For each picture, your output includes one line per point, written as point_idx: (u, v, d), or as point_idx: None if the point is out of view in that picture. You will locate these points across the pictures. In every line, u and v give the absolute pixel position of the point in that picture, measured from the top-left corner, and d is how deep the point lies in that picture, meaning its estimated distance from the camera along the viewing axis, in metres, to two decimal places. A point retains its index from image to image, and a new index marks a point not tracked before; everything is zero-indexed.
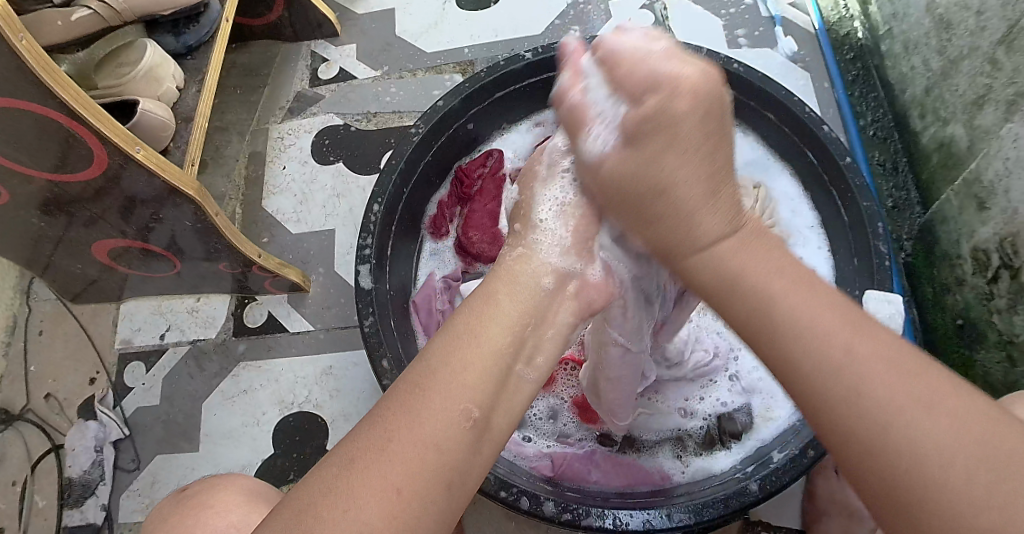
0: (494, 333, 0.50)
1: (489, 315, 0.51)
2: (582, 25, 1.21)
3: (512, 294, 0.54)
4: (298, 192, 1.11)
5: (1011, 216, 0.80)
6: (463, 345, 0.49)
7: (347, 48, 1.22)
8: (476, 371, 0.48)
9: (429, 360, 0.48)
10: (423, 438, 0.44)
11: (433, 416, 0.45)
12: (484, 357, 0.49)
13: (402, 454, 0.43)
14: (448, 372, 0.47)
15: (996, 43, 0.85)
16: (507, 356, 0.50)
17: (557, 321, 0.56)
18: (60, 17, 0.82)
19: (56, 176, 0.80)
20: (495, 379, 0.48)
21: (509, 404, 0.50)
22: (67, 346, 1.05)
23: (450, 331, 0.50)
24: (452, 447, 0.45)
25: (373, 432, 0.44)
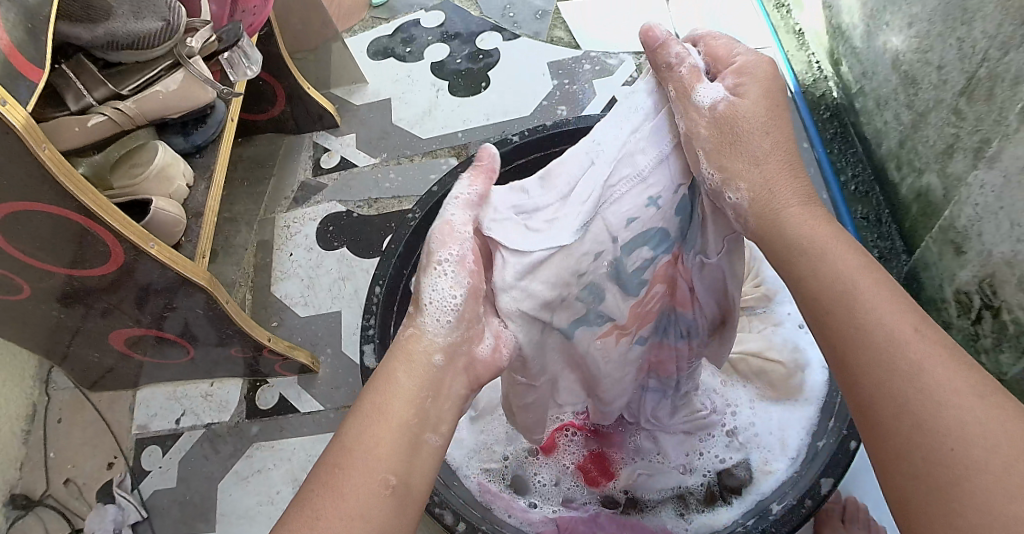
0: (396, 407, 0.56)
1: (400, 390, 0.57)
2: (569, 104, 1.28)
3: (409, 371, 0.58)
4: (305, 277, 1.16)
5: (986, 258, 0.83)
6: (370, 421, 0.55)
7: (348, 138, 1.30)
8: (385, 442, 0.54)
9: (344, 438, 0.54)
10: (348, 515, 0.50)
11: (353, 488, 0.51)
12: (390, 428, 0.55)
13: (326, 530, 0.49)
14: (360, 447, 0.53)
15: (958, 95, 0.90)
16: (411, 427, 0.55)
17: (451, 393, 0.59)
18: (77, 124, 0.88)
19: (72, 270, 0.86)
20: (403, 448, 0.54)
21: (424, 466, 0.55)
22: (85, 433, 1.08)
23: (359, 411, 0.56)
24: (376, 513, 0.50)
25: (302, 512, 0.50)
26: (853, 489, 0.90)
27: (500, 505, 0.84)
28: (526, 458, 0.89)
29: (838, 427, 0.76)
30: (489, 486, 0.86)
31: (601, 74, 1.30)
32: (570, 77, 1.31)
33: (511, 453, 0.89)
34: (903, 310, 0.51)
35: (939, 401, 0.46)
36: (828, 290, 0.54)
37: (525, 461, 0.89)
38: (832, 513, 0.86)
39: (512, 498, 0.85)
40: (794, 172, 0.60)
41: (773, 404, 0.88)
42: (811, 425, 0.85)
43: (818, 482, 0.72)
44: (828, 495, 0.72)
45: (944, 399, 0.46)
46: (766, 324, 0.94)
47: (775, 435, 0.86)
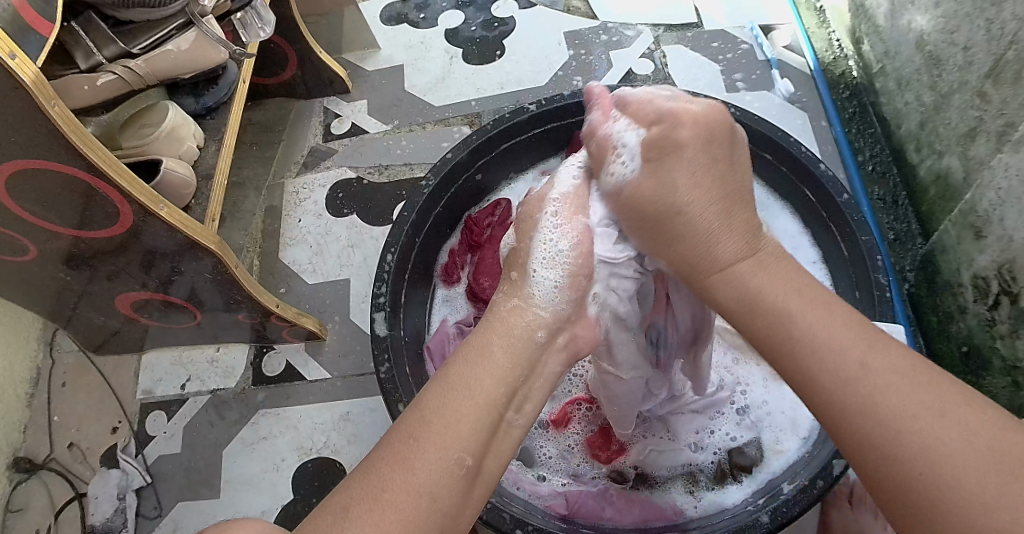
0: (488, 384, 0.55)
1: (494, 362, 0.56)
2: (584, 76, 1.26)
3: (507, 346, 0.58)
4: (314, 243, 1.15)
5: (1008, 242, 0.82)
6: (455, 393, 0.53)
7: (358, 104, 1.27)
8: (469, 420, 0.52)
9: (425, 408, 0.52)
10: (417, 486, 0.48)
11: (429, 457, 0.49)
12: (479, 405, 0.53)
13: (397, 502, 0.47)
14: (441, 420, 0.52)
15: (984, 77, 0.88)
16: (499, 405, 0.55)
17: (545, 371, 0.61)
18: (86, 82, 0.87)
19: (78, 232, 0.85)
20: (487, 425, 0.53)
21: (498, 448, 0.55)
22: (89, 397, 1.08)
23: (446, 379, 0.54)
24: (445, 494, 0.49)
25: (368, 480, 0.48)
26: None
27: (509, 477, 0.84)
28: (536, 431, 0.89)
29: None
30: None
31: (618, 46, 1.28)
32: (586, 48, 1.28)
33: None
34: (852, 326, 0.50)
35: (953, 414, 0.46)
36: (761, 319, 0.53)
37: (535, 434, 0.89)
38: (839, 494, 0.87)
39: (521, 471, 0.86)
40: None
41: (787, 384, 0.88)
42: None
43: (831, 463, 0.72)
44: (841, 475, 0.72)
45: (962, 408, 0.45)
46: None
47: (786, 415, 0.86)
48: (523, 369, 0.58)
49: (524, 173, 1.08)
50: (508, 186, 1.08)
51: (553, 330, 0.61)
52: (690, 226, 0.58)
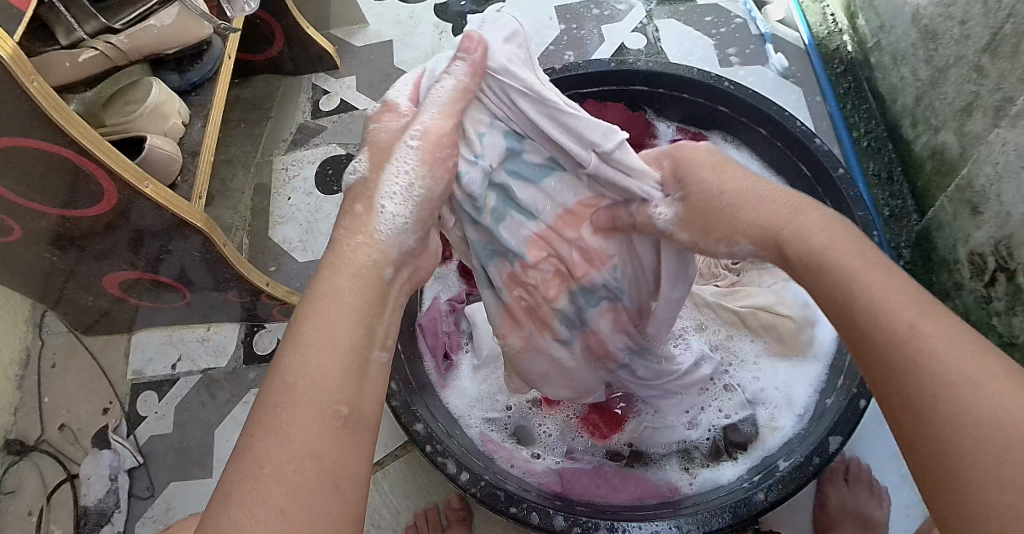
0: (344, 329, 0.50)
1: (346, 305, 0.51)
2: (576, 50, 1.24)
3: (355, 285, 0.53)
4: (304, 221, 1.13)
5: (1005, 218, 0.82)
6: (318, 342, 0.49)
7: (347, 80, 1.25)
8: (338, 373, 0.48)
9: (281, 373, 0.48)
10: (297, 452, 0.45)
11: (298, 421, 0.46)
12: (343, 347, 0.50)
13: (275, 476, 0.44)
14: (307, 386, 0.47)
15: (981, 51, 0.87)
16: (360, 347, 0.50)
17: (396, 307, 0.56)
18: (68, 59, 0.85)
19: (63, 211, 0.83)
20: (351, 371, 0.49)
21: (374, 391, 0.51)
22: (79, 377, 1.07)
23: (303, 332, 0.49)
24: (330, 450, 0.46)
25: (243, 460, 0.45)
26: (856, 445, 0.92)
27: (503, 455, 0.84)
28: (530, 409, 0.88)
29: (848, 387, 0.78)
30: (492, 437, 0.86)
31: (609, 21, 1.26)
32: (578, 22, 1.26)
33: (515, 404, 0.89)
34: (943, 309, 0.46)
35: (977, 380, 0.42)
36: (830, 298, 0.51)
37: (529, 412, 0.88)
38: (834, 473, 0.89)
39: (515, 449, 0.86)
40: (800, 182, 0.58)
41: (779, 359, 0.88)
42: (818, 383, 0.86)
43: (826, 441, 0.74)
44: (836, 452, 0.73)
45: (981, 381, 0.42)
46: (776, 279, 0.92)
47: (780, 391, 0.87)
48: (372, 312, 0.52)
49: None
50: None
51: (399, 264, 0.56)
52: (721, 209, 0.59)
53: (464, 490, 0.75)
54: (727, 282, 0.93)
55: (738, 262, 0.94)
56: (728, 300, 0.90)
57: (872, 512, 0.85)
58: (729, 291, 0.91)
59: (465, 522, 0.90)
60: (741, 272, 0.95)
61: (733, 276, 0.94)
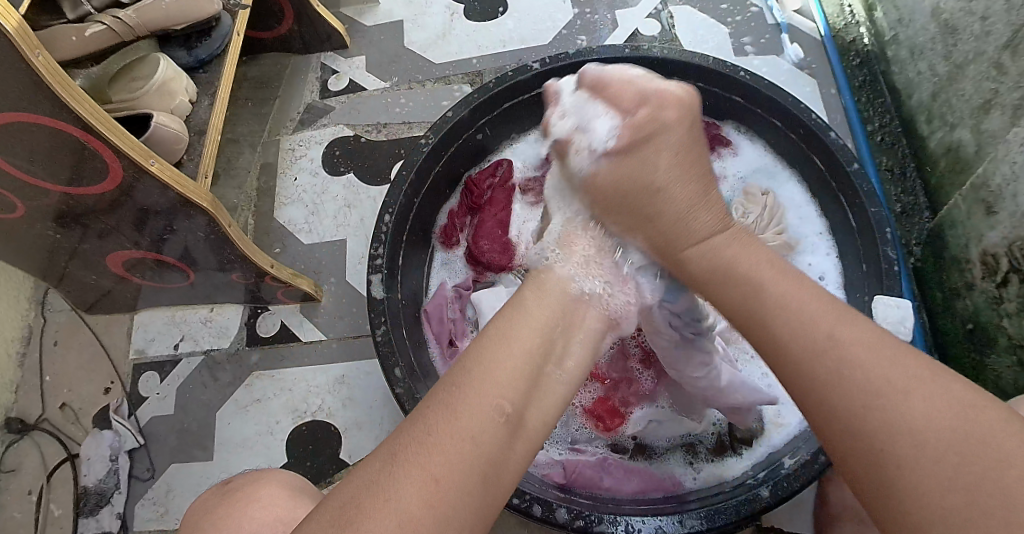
0: (526, 334, 0.52)
1: (533, 313, 0.55)
2: (589, 35, 1.22)
3: (539, 295, 0.56)
4: (309, 203, 1.12)
5: (1021, 219, 0.81)
6: (498, 343, 0.51)
7: (356, 60, 1.23)
8: (511, 374, 0.49)
9: (463, 363, 0.50)
10: (461, 431, 0.45)
11: (468, 405, 0.47)
12: (521, 351, 0.51)
13: (439, 447, 0.45)
14: (485, 376, 0.48)
15: (1002, 48, 0.86)
16: (537, 358, 0.52)
17: (584, 326, 0.58)
18: (74, 33, 0.83)
19: (67, 189, 0.82)
20: (523, 379, 0.50)
21: (543, 405, 0.51)
22: (81, 356, 1.06)
23: (488, 332, 0.52)
24: (488, 438, 0.46)
25: (413, 427, 0.46)
26: None
27: None
28: None
29: None
30: None
31: (624, 6, 1.24)
32: (591, 6, 1.24)
33: None
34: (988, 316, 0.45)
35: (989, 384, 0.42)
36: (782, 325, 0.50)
37: None
38: None
39: None
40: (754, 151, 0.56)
41: None
42: None
43: None
44: None
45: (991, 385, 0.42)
46: None
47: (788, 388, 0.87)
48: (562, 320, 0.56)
49: (527, 132, 1.04)
50: (511, 147, 1.04)
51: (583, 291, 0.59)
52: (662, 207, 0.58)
53: None
54: None
55: None
56: None
57: None
58: None
59: None
60: None
61: None
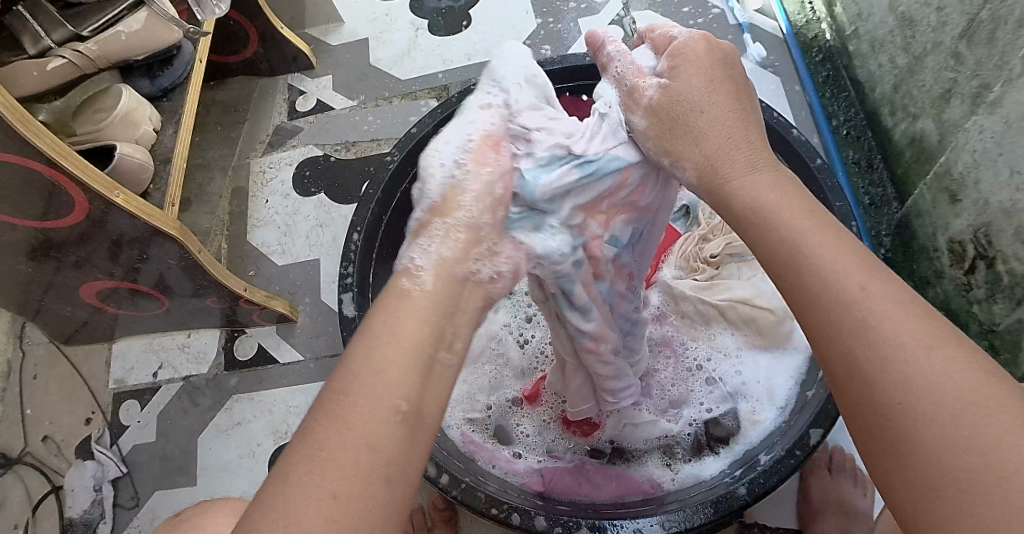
0: (411, 324, 0.47)
1: (411, 305, 0.48)
2: (553, 43, 1.23)
3: (412, 279, 0.50)
4: (282, 224, 1.12)
5: (984, 205, 0.82)
6: (384, 339, 0.45)
7: (323, 80, 1.24)
8: (401, 363, 0.44)
9: (350, 361, 0.44)
10: (356, 438, 0.41)
11: (357, 409, 0.42)
12: (406, 345, 0.45)
13: (331, 458, 0.40)
14: (378, 372, 0.44)
15: (957, 38, 0.87)
16: (429, 346, 0.46)
17: (470, 307, 0.51)
18: (35, 68, 0.84)
19: (43, 222, 0.82)
20: (418, 366, 0.45)
21: (440, 392, 0.46)
22: (61, 388, 1.06)
23: (369, 333, 0.46)
24: (384, 440, 0.42)
25: (301, 444, 0.41)
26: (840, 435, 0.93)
27: (483, 456, 0.84)
28: (511, 408, 0.89)
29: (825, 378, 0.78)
30: (473, 437, 0.86)
31: (587, 13, 1.25)
32: (554, 16, 1.25)
33: (496, 404, 0.89)
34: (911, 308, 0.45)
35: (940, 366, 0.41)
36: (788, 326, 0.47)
37: (510, 411, 0.89)
38: (818, 463, 0.89)
39: (497, 448, 0.85)
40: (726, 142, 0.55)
41: (761, 352, 0.88)
42: (799, 374, 0.85)
43: (807, 433, 0.74)
44: (817, 445, 0.74)
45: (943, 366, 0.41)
46: (757, 271, 0.91)
47: (762, 384, 0.86)
48: (448, 304, 0.49)
49: None
50: None
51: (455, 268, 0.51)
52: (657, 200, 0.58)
53: (445, 493, 0.75)
54: (706, 275, 0.92)
55: (716, 255, 0.93)
56: (706, 293, 0.90)
57: (856, 502, 0.85)
58: (708, 284, 0.91)
59: (450, 523, 0.90)
60: (720, 264, 0.93)
61: (712, 268, 0.93)
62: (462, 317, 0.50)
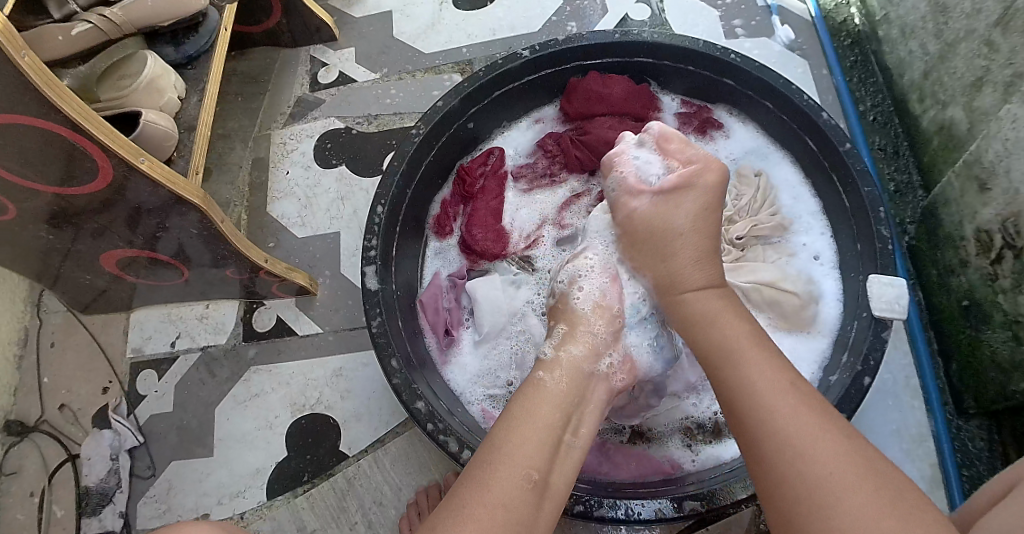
0: (546, 411, 0.61)
1: (546, 391, 0.63)
2: (579, 21, 1.21)
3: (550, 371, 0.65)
4: (302, 196, 1.12)
5: (1013, 195, 0.81)
6: (523, 421, 0.59)
7: (345, 52, 1.23)
8: (535, 443, 0.58)
9: (501, 427, 0.60)
10: (492, 498, 0.54)
11: (503, 473, 0.55)
12: (538, 430, 0.59)
13: (476, 516, 0.53)
14: (520, 447, 0.57)
15: (992, 25, 0.86)
16: (556, 427, 0.60)
17: (591, 398, 0.66)
18: (59, 33, 0.83)
19: (61, 189, 0.82)
20: (549, 448, 0.58)
21: (566, 467, 0.59)
22: (79, 357, 1.06)
23: (511, 415, 0.61)
24: (517, 504, 0.54)
25: (456, 501, 0.54)
26: (861, 423, 0.94)
27: None
28: None
29: (851, 363, 0.78)
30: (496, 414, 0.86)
31: None
32: None
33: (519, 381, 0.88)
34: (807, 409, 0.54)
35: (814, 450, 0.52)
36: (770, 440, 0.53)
37: None
38: None
39: None
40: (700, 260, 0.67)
41: (786, 335, 0.88)
42: (824, 359, 0.85)
43: None
44: None
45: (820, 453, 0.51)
46: (781, 255, 0.92)
47: None
48: (576, 396, 0.64)
49: (518, 120, 1.04)
50: (502, 135, 1.03)
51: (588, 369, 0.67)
52: None
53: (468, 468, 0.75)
54: (733, 257, 0.91)
55: (743, 238, 0.92)
56: (731, 275, 0.88)
57: None
58: (733, 265, 0.89)
59: None
60: (746, 248, 0.93)
61: (739, 252, 0.92)
62: (586, 419, 0.64)
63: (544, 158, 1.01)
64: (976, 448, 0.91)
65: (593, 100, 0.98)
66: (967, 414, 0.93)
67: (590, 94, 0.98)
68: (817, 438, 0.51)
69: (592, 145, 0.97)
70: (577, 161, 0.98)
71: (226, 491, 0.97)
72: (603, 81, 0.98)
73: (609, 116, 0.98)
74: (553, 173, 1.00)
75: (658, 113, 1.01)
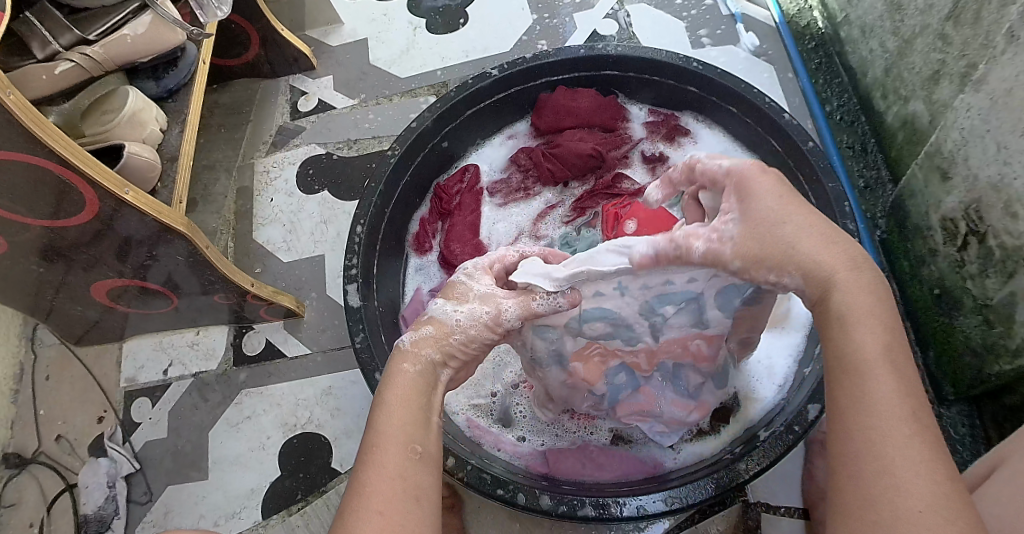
0: (413, 388, 0.59)
1: (405, 380, 0.60)
2: (550, 39, 1.25)
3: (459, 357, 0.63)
4: (287, 221, 1.15)
5: (974, 182, 0.83)
6: (395, 398, 0.58)
7: (324, 80, 1.26)
8: (410, 418, 0.57)
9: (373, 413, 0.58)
10: (389, 474, 0.53)
11: (388, 451, 0.54)
12: (412, 406, 0.58)
13: (375, 492, 0.52)
14: (397, 421, 0.56)
15: (944, 19, 0.88)
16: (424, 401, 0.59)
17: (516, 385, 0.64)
18: (43, 72, 0.87)
19: (51, 223, 0.84)
20: (423, 419, 0.57)
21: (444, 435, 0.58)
22: (73, 388, 1.07)
23: (381, 398, 0.59)
24: (415, 475, 0.54)
25: (350, 492, 0.53)
26: None
27: (489, 441, 0.87)
28: (512, 389, 0.91)
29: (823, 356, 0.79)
30: (477, 421, 0.89)
31: (582, 8, 1.27)
32: (550, 12, 1.27)
33: (499, 390, 0.91)
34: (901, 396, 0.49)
35: (887, 442, 0.47)
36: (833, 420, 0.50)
37: (511, 392, 0.91)
38: None
39: (501, 433, 0.88)
40: (830, 241, 0.57)
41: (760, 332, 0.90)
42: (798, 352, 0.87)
43: (805, 409, 0.76)
44: (814, 420, 0.75)
45: (894, 455, 0.47)
46: None
47: (762, 365, 0.88)
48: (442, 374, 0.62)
49: (492, 137, 1.07)
50: (476, 152, 1.06)
51: None
52: (777, 240, 0.58)
53: (451, 474, 0.76)
54: None
55: None
56: None
57: None
58: None
59: (454, 509, 0.90)
60: None
61: None
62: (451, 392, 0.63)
63: (518, 173, 1.04)
64: (958, 433, 0.92)
65: (562, 114, 1.01)
66: (947, 401, 0.94)
67: (558, 109, 1.01)
68: (907, 450, 0.47)
69: (564, 157, 1.00)
70: (550, 173, 1.01)
71: (221, 513, 0.99)
72: (572, 96, 1.01)
73: (580, 129, 1.03)
74: (527, 187, 1.03)
75: (625, 122, 1.05)
